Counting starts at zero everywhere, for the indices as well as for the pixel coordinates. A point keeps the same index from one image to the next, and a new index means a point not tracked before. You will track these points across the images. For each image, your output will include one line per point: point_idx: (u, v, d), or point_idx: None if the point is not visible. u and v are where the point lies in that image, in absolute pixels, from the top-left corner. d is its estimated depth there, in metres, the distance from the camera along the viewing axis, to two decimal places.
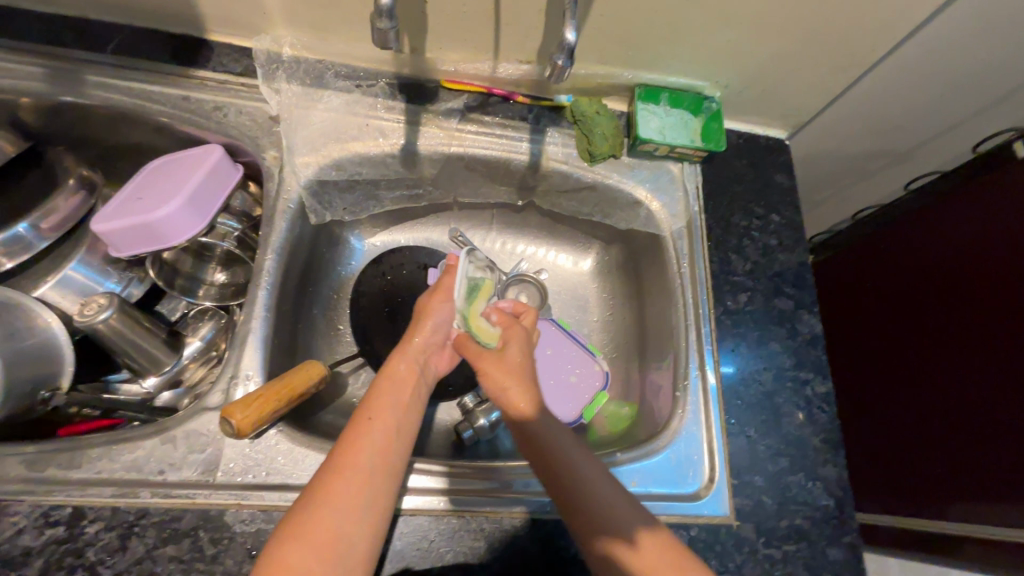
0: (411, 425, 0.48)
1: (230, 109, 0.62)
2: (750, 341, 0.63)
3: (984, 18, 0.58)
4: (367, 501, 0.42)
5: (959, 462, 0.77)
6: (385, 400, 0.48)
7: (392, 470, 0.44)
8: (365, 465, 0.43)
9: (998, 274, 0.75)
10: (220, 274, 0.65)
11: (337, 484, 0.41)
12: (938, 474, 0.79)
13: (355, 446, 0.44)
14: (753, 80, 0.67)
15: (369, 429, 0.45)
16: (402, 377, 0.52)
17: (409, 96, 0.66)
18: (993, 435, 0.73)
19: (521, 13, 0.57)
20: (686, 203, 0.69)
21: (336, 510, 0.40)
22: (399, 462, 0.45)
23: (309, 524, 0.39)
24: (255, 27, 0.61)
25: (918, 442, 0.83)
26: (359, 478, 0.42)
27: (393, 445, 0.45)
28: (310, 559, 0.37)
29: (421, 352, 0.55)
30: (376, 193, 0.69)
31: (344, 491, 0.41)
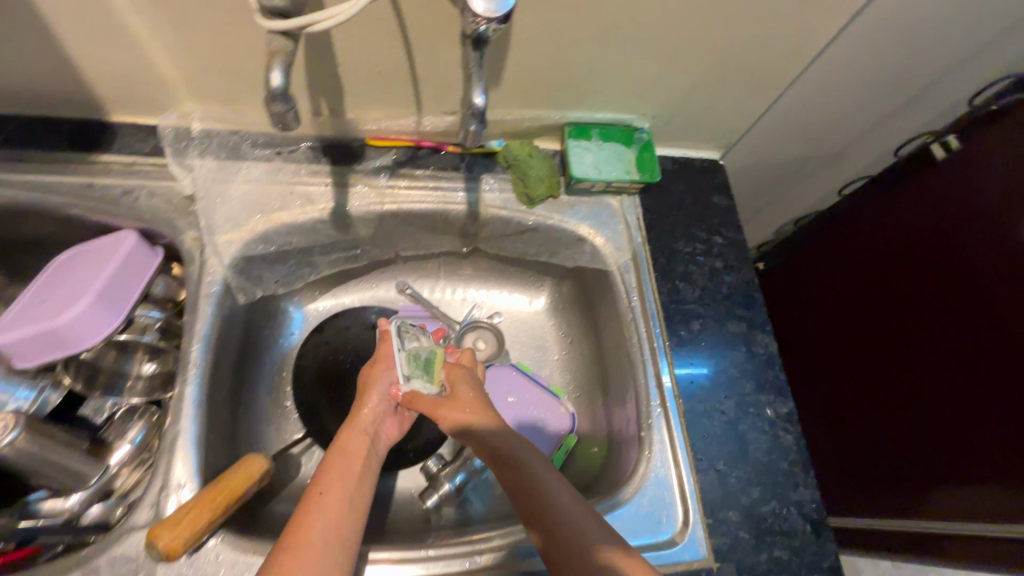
0: (364, 498, 0.47)
1: (141, 192, 0.58)
2: (709, 372, 0.63)
3: (888, 32, 0.60)
4: None
5: (921, 460, 0.76)
6: (336, 474, 0.47)
7: (344, 546, 0.42)
8: (317, 543, 0.41)
9: (927, 269, 0.77)
10: (148, 365, 0.59)
11: (284, 568, 0.38)
12: (906, 470, 0.79)
13: (306, 526, 0.42)
14: (679, 110, 0.67)
15: (320, 507, 0.43)
16: (354, 448, 0.51)
17: (334, 157, 0.63)
18: (953, 426, 0.72)
19: (437, 66, 0.56)
20: (629, 235, 0.69)
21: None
22: (353, 537, 0.43)
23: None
24: (161, 104, 0.58)
25: (885, 443, 0.83)
26: (311, 558, 0.40)
27: (347, 516, 0.44)
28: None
29: (370, 423, 0.54)
30: (310, 260, 0.66)
31: (298, 567, 0.39)
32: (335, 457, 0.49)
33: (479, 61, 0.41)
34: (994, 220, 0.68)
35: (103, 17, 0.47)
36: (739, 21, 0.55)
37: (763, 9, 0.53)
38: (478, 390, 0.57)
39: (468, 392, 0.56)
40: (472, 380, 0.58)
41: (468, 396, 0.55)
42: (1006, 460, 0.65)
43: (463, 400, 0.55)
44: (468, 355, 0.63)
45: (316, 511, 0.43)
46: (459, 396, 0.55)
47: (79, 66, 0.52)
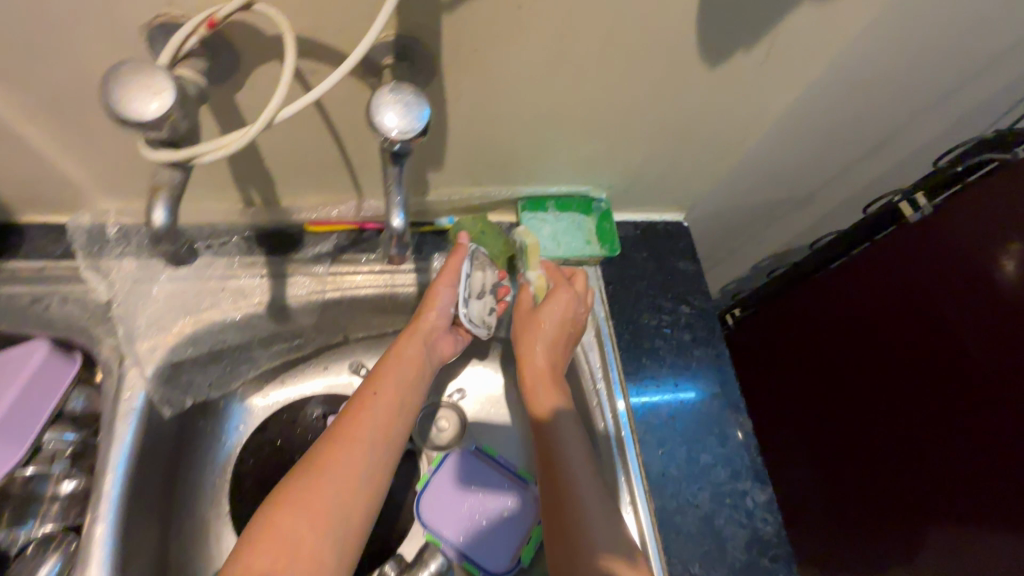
0: (409, 413, 0.54)
1: (51, 299, 0.53)
2: (680, 461, 0.59)
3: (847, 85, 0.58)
4: (337, 498, 0.46)
5: (898, 516, 0.75)
6: (392, 379, 0.54)
7: (380, 447, 0.50)
8: (365, 441, 0.49)
9: (908, 330, 0.74)
10: (66, 483, 0.53)
11: (334, 455, 0.47)
12: (880, 525, 0.78)
13: (359, 422, 0.50)
14: (636, 178, 0.64)
15: (372, 406, 0.51)
16: (407, 362, 0.55)
17: (270, 248, 0.58)
18: (927, 488, 0.71)
19: (372, 154, 0.52)
20: (591, 309, 0.65)
21: (331, 479, 0.46)
22: (394, 443, 0.52)
23: (304, 490, 0.45)
24: (72, 204, 0.53)
25: (859, 492, 0.81)
26: (357, 451, 0.49)
27: (383, 435, 0.51)
28: (301, 524, 0.43)
29: (429, 335, 0.58)
30: (248, 355, 0.61)
31: (324, 483, 0.46)
32: (390, 368, 0.54)
33: (398, 173, 0.38)
34: (980, 284, 0.66)
35: None
36: (691, 95, 0.52)
37: (714, 84, 0.51)
38: (563, 323, 0.58)
39: (549, 322, 0.57)
40: (569, 310, 0.58)
41: (551, 323, 0.57)
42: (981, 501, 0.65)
43: (542, 326, 0.57)
44: (579, 279, 0.61)
45: (369, 409, 0.51)
46: (539, 318, 0.57)
47: None
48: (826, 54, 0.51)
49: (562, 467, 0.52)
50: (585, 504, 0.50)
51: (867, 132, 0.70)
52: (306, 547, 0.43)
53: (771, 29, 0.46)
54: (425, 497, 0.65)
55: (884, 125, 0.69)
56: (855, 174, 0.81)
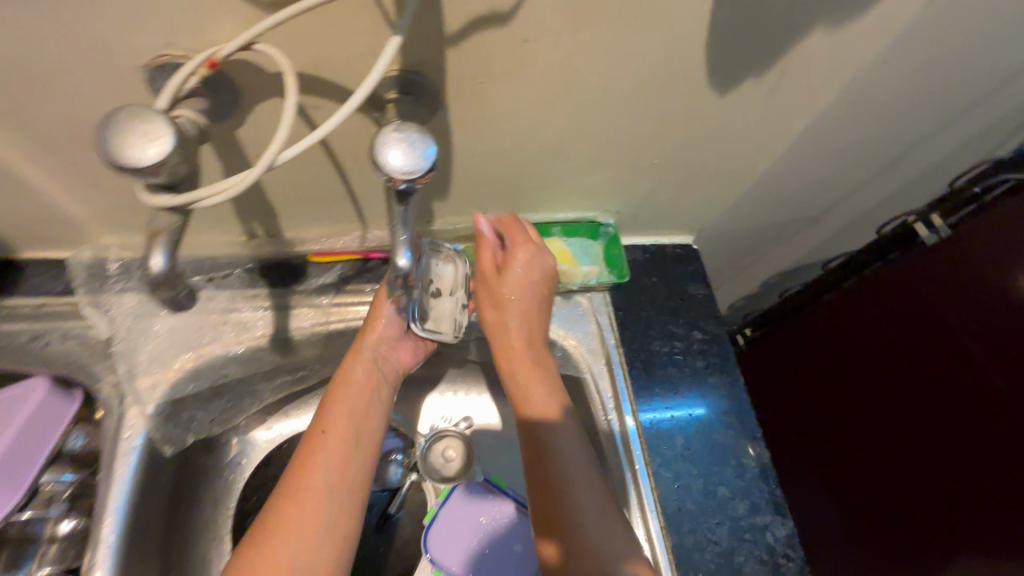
0: (370, 438, 0.52)
1: (52, 336, 0.52)
2: (696, 495, 0.57)
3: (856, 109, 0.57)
4: (319, 533, 0.46)
5: (922, 540, 0.73)
6: (340, 411, 0.52)
7: (349, 483, 0.49)
8: (319, 488, 0.47)
9: (928, 352, 0.72)
10: (64, 526, 0.51)
11: (288, 513, 0.46)
12: (905, 551, 0.76)
13: (308, 471, 0.48)
14: (644, 203, 0.63)
15: (322, 449, 0.49)
16: (358, 378, 0.54)
17: (273, 279, 0.58)
18: (956, 515, 0.69)
19: (376, 186, 0.51)
20: (601, 336, 0.64)
21: (287, 542, 0.44)
22: (356, 479, 0.50)
23: (264, 560, 0.43)
24: (72, 239, 0.53)
25: (894, 523, 0.77)
26: (313, 503, 0.47)
27: (348, 461, 0.50)
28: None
29: (377, 350, 0.55)
30: (252, 389, 0.60)
31: (296, 515, 0.46)
32: (339, 390, 0.53)
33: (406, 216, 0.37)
34: (1004, 306, 0.64)
35: None
36: (701, 122, 0.51)
37: (725, 111, 0.50)
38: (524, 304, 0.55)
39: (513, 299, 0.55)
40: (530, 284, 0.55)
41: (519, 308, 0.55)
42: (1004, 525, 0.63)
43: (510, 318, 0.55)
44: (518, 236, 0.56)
45: (319, 452, 0.49)
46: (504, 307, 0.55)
47: None
48: (837, 80, 0.50)
49: (540, 455, 0.51)
50: (570, 499, 0.48)
51: (879, 152, 0.69)
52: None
53: (783, 55, 0.45)
54: (436, 530, 0.64)
55: (896, 145, 0.68)
56: (867, 193, 0.79)
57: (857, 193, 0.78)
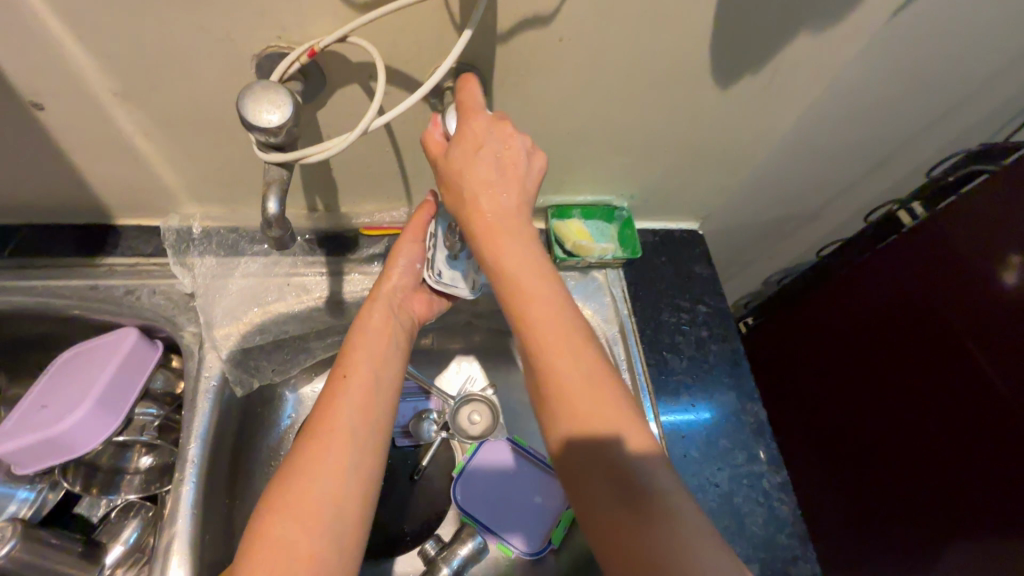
0: (390, 380, 0.53)
1: (143, 291, 0.61)
2: (700, 445, 0.64)
3: (842, 107, 0.65)
4: (348, 467, 0.45)
5: (912, 503, 0.79)
6: (362, 354, 0.53)
7: (373, 424, 0.49)
8: (344, 425, 0.47)
9: (912, 330, 0.78)
10: (145, 458, 0.60)
11: (316, 447, 0.46)
12: (898, 515, 0.81)
13: (332, 410, 0.48)
14: (655, 189, 0.71)
15: (346, 388, 0.50)
16: (376, 326, 0.55)
17: (329, 248, 0.66)
18: (941, 478, 0.74)
19: (425, 166, 0.60)
20: (615, 307, 0.71)
21: (316, 473, 0.44)
22: (380, 418, 0.50)
23: (292, 490, 0.43)
24: (163, 209, 0.61)
25: (898, 495, 0.81)
26: (339, 443, 0.46)
27: (371, 399, 0.50)
28: (295, 525, 0.41)
29: (392, 299, 0.58)
30: (306, 346, 0.68)
31: (323, 450, 0.46)
32: (357, 337, 0.54)
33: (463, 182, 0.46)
34: (981, 286, 0.70)
35: (112, 140, 0.50)
36: (705, 114, 0.59)
37: (726, 104, 0.58)
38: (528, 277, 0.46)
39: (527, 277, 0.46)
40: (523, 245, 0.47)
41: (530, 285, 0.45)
42: (989, 485, 0.69)
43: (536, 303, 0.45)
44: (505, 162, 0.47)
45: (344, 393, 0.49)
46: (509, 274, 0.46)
47: (87, 180, 0.55)
48: (823, 79, 0.58)
49: (550, 377, 0.42)
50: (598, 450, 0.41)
51: (867, 149, 0.77)
52: (305, 546, 0.41)
53: (774, 56, 0.53)
54: (463, 482, 0.70)
55: (880, 143, 0.76)
56: (858, 189, 0.87)
57: (847, 188, 0.85)
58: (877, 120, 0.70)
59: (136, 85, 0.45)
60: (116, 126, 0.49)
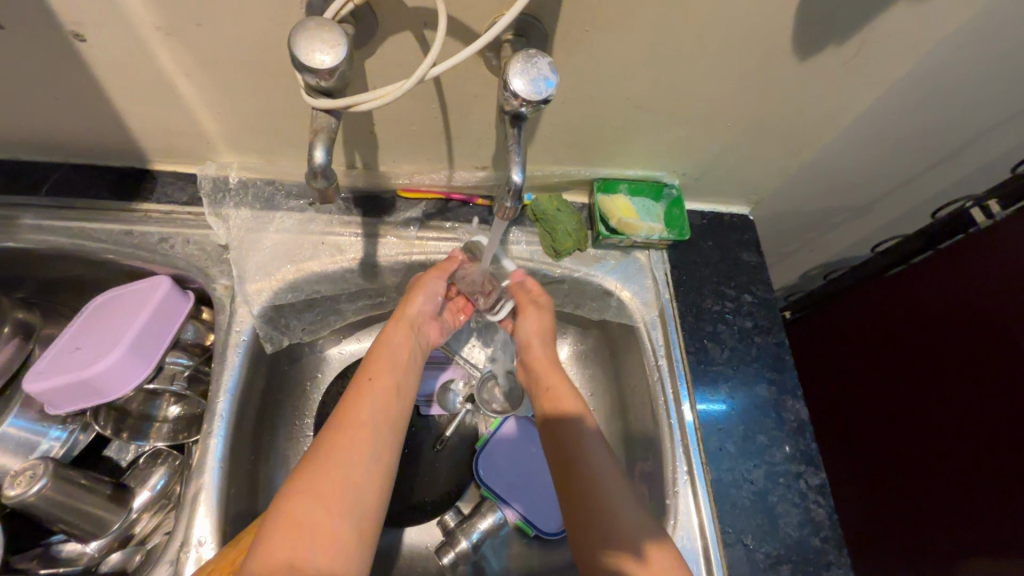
0: (408, 389, 0.53)
1: (176, 240, 0.60)
2: (737, 439, 0.61)
3: (927, 89, 0.59)
4: (369, 461, 0.45)
5: (946, 517, 0.75)
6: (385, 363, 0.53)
7: (391, 426, 0.49)
8: (367, 424, 0.47)
9: (968, 338, 0.74)
10: (174, 407, 0.60)
11: (338, 441, 0.46)
12: (928, 528, 0.78)
13: (357, 408, 0.48)
14: (709, 168, 0.67)
15: (372, 392, 0.50)
16: (399, 341, 0.56)
17: (366, 209, 0.64)
18: (981, 493, 0.71)
19: (471, 127, 0.56)
20: (657, 290, 0.68)
21: (341, 464, 0.44)
22: (400, 422, 0.50)
23: (315, 477, 0.43)
24: (200, 156, 0.60)
25: (932, 508, 0.77)
26: (362, 438, 0.46)
27: (392, 404, 0.50)
28: (317, 511, 0.41)
29: (415, 321, 0.59)
30: (337, 307, 0.67)
31: (347, 444, 0.46)
32: (381, 349, 0.55)
33: (518, 145, 0.43)
34: None
35: (153, 78, 0.48)
36: (779, 88, 0.54)
37: (803, 78, 0.53)
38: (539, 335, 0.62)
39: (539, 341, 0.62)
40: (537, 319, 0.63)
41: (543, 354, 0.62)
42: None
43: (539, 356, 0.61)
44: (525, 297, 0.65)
45: (368, 395, 0.50)
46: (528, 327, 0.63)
47: (126, 120, 0.53)
48: (913, 55, 0.53)
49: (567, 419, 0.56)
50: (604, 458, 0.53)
51: (942, 139, 0.71)
52: (325, 529, 0.41)
53: (865, 25, 0.48)
54: (487, 453, 0.69)
55: (957, 132, 0.70)
56: (924, 183, 0.81)
57: (912, 181, 0.80)
58: (961, 105, 0.64)
59: (178, 19, 0.43)
60: (157, 64, 0.47)
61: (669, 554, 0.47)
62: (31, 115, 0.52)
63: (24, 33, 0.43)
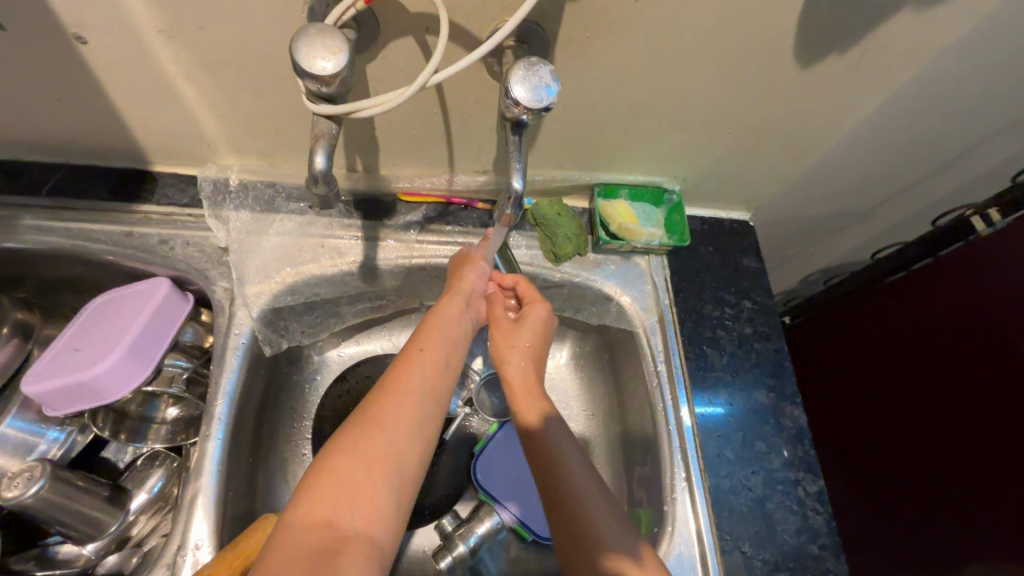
0: (454, 366, 0.52)
1: (176, 242, 0.60)
2: (735, 445, 0.61)
3: (928, 97, 0.59)
4: (415, 430, 0.44)
5: (944, 525, 0.75)
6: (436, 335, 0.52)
7: (437, 399, 0.48)
8: (417, 393, 0.46)
9: (968, 345, 0.74)
10: (172, 409, 0.60)
11: (386, 405, 0.44)
12: (926, 535, 0.78)
13: (407, 374, 0.47)
14: (710, 174, 0.67)
15: (422, 360, 0.49)
16: (452, 316, 0.55)
17: (366, 212, 0.64)
18: (980, 500, 0.71)
19: (472, 132, 0.56)
20: (656, 295, 0.68)
21: (390, 430, 0.43)
22: (444, 397, 0.49)
23: (362, 437, 0.42)
24: (201, 158, 0.60)
25: (930, 515, 0.77)
26: (411, 405, 0.45)
27: (441, 376, 0.49)
28: (361, 472, 0.40)
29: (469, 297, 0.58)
30: (336, 310, 0.67)
31: (397, 410, 0.44)
32: (435, 321, 0.53)
33: (520, 152, 0.44)
34: None
35: (154, 80, 0.48)
36: (780, 95, 0.54)
37: (805, 85, 0.54)
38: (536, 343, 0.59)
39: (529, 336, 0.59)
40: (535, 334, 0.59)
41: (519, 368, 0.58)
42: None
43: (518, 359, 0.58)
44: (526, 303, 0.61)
45: (419, 364, 0.49)
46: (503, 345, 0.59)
47: (127, 121, 0.53)
48: (915, 63, 0.53)
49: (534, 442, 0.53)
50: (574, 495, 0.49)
51: (942, 146, 0.71)
52: (367, 493, 0.39)
53: (866, 34, 0.48)
54: (483, 460, 0.69)
55: (958, 140, 0.70)
56: (924, 190, 0.81)
57: (913, 188, 0.80)
58: (961, 113, 0.64)
59: (181, 23, 0.43)
60: (159, 67, 0.47)
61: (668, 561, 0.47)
62: (32, 117, 0.52)
63: (27, 35, 0.43)
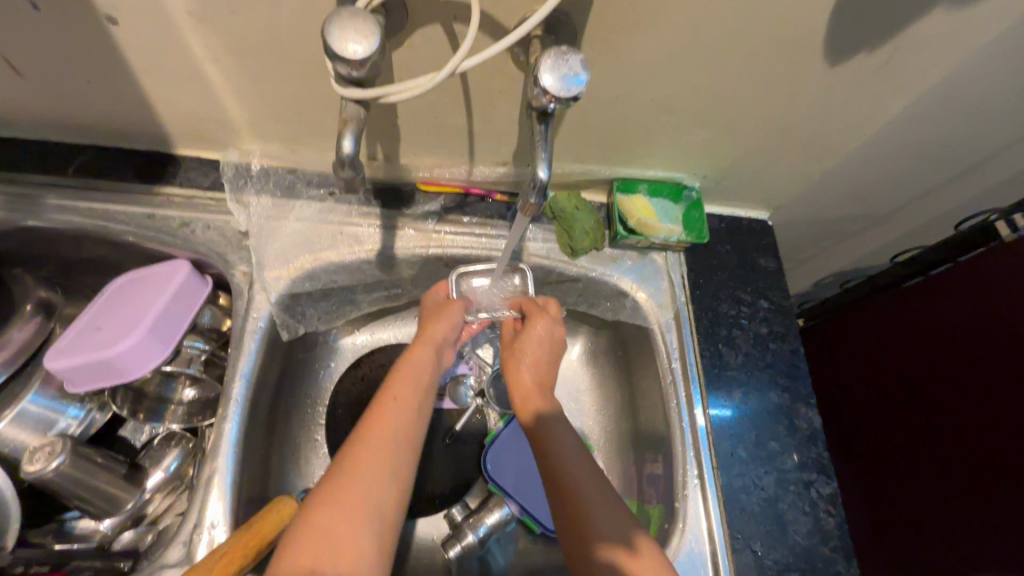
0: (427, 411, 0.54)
1: (197, 225, 0.60)
2: (749, 444, 0.61)
3: (958, 99, 0.59)
4: (389, 477, 0.46)
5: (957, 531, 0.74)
6: (404, 383, 0.54)
7: (409, 448, 0.50)
8: (390, 440, 0.48)
9: (987, 353, 0.72)
10: (189, 390, 0.60)
11: (360, 454, 0.47)
12: (938, 541, 0.77)
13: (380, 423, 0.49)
14: (731, 171, 0.66)
15: (390, 412, 0.50)
16: (422, 362, 0.57)
17: (385, 201, 0.64)
18: (996, 507, 0.70)
19: (494, 122, 0.56)
20: (673, 293, 0.68)
21: (366, 479, 0.45)
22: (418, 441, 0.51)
23: (335, 490, 0.44)
24: (225, 142, 0.60)
25: (943, 520, 0.76)
26: (387, 453, 0.47)
27: (412, 421, 0.51)
28: (335, 528, 0.42)
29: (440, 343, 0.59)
30: (353, 298, 0.67)
31: (370, 460, 0.46)
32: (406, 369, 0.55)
33: (545, 144, 0.43)
34: None
35: (183, 63, 0.48)
36: (807, 92, 0.54)
37: (834, 83, 0.53)
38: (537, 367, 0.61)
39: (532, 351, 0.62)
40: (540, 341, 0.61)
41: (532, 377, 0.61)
42: None
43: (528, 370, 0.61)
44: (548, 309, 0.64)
45: (391, 412, 0.51)
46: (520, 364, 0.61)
47: (153, 104, 0.54)
48: (947, 64, 0.52)
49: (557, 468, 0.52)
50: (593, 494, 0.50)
51: (967, 150, 0.70)
52: (347, 540, 0.42)
53: (899, 31, 0.48)
54: (494, 452, 0.69)
55: (984, 144, 0.70)
56: (946, 194, 0.80)
57: (935, 192, 0.79)
58: (988, 116, 0.63)
59: (210, 6, 0.43)
60: (188, 50, 0.47)
61: (658, 555, 0.47)
62: (61, 96, 0.53)
63: (59, 16, 0.43)
